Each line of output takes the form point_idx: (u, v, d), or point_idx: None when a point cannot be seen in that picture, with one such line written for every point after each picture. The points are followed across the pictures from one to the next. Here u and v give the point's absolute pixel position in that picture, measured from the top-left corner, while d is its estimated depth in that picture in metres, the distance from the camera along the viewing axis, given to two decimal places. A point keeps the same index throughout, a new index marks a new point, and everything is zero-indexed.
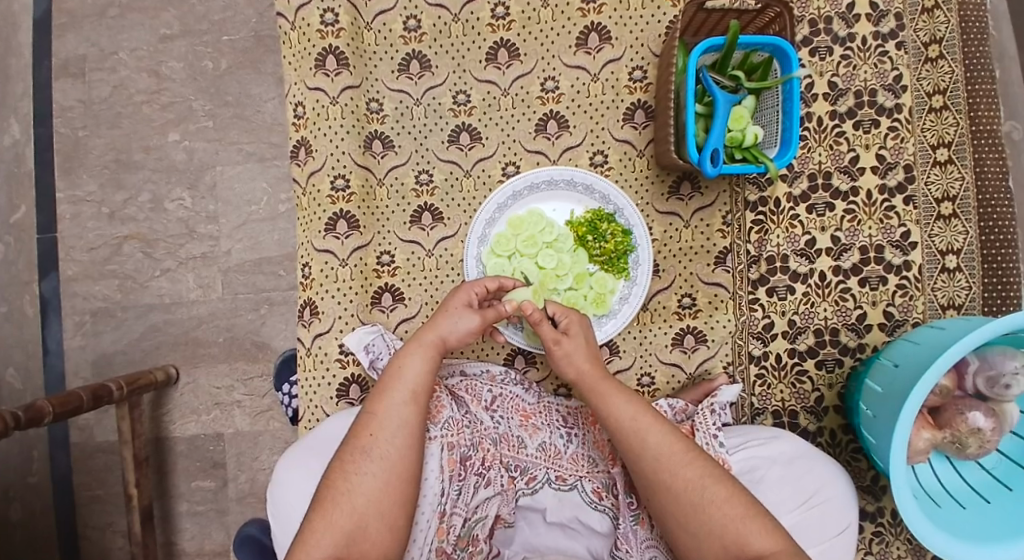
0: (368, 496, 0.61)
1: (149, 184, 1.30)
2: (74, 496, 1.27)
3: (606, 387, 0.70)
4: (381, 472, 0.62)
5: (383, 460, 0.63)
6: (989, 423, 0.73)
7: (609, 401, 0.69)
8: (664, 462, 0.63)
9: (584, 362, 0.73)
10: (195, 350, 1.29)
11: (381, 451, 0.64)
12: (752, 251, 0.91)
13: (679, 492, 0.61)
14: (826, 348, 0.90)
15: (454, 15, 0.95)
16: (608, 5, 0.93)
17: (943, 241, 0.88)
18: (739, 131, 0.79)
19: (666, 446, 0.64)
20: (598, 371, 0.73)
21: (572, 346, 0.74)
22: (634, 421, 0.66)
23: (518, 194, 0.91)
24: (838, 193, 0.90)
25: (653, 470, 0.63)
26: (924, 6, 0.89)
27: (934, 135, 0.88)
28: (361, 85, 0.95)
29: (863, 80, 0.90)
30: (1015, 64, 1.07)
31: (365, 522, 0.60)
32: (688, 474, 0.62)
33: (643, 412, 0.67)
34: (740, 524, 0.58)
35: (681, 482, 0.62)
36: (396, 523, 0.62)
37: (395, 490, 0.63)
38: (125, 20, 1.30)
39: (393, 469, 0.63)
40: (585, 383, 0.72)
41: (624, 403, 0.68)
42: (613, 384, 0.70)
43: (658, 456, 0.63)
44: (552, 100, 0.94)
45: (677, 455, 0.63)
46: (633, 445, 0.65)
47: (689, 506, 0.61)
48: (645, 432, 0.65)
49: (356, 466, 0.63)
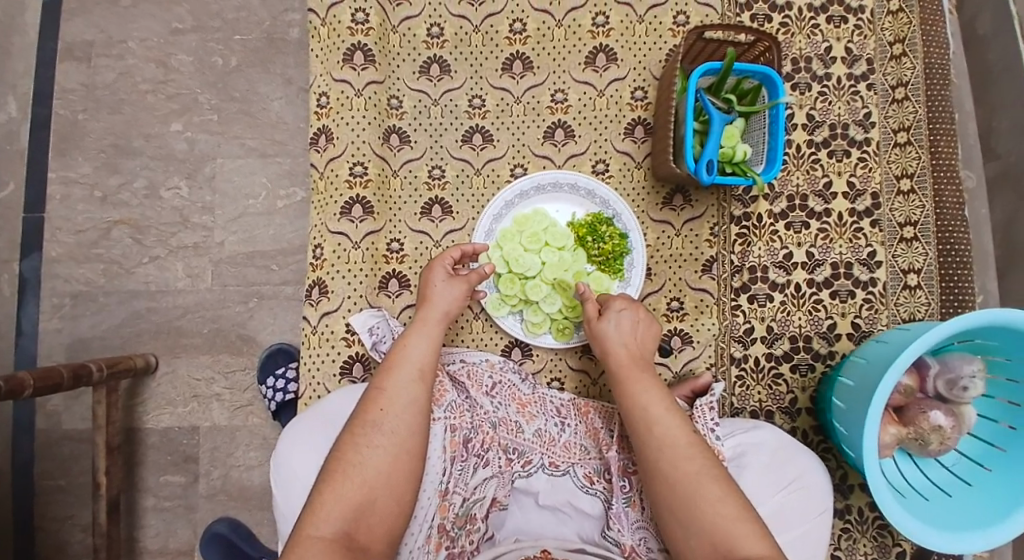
0: (378, 470, 0.64)
1: (145, 171, 1.35)
2: (35, 484, 1.25)
3: (636, 373, 0.76)
4: (390, 446, 0.65)
5: (393, 434, 0.67)
6: (949, 421, 0.82)
7: (627, 387, 0.75)
8: (667, 453, 0.67)
9: (620, 348, 0.80)
10: (177, 340, 1.34)
11: (392, 426, 0.67)
12: (735, 261, 0.98)
13: (675, 482, 0.65)
14: (800, 354, 0.97)
15: (475, 26, 0.98)
16: (616, 29, 0.98)
17: (905, 261, 0.97)
18: (730, 148, 0.86)
19: (670, 438, 0.68)
20: (633, 358, 0.78)
21: (616, 320, 0.82)
22: (648, 406, 0.72)
23: (525, 194, 0.95)
24: (813, 213, 0.99)
25: (655, 458, 0.68)
26: (893, 53, 1.00)
27: (898, 167, 0.98)
28: (385, 82, 0.96)
29: (837, 114, 1.00)
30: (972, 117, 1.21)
31: (374, 496, 0.62)
32: (687, 468, 0.65)
33: (653, 402, 0.72)
34: (731, 524, 0.60)
35: (682, 474, 0.65)
36: (403, 496, 0.65)
37: (403, 465, 0.65)
38: (137, 11, 1.36)
39: (401, 444, 0.66)
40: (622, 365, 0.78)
41: (643, 391, 0.73)
42: (640, 372, 0.76)
43: (662, 444, 0.68)
44: (560, 111, 0.98)
45: (680, 449, 0.67)
46: (642, 430, 0.70)
47: (683, 500, 0.64)
48: (654, 423, 0.70)
49: (367, 439, 0.65)
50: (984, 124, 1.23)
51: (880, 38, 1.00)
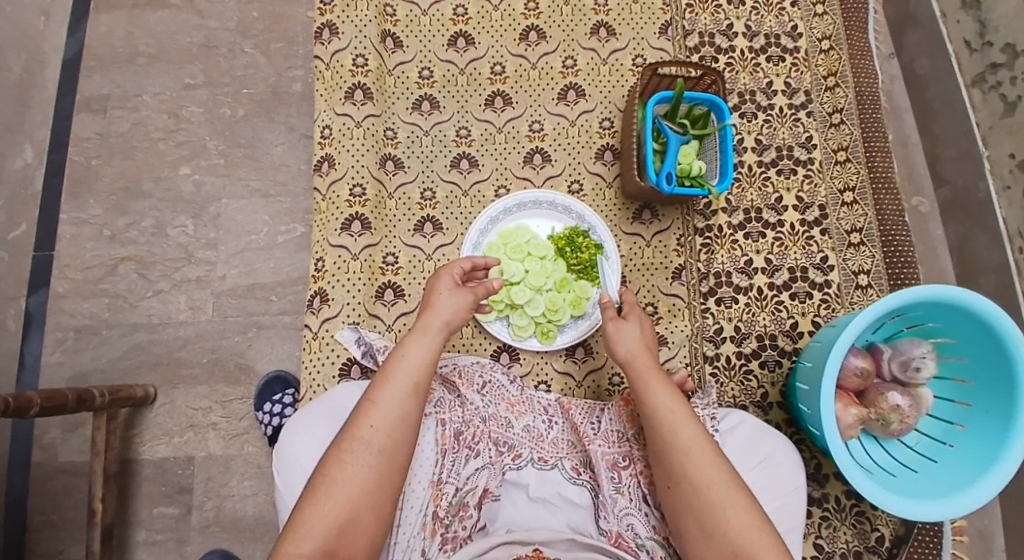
0: (363, 487, 0.64)
1: (153, 211, 1.44)
2: (27, 518, 1.25)
3: (651, 376, 0.77)
4: (377, 464, 0.65)
5: (381, 452, 0.66)
6: (906, 400, 0.88)
7: (650, 387, 0.76)
8: (691, 457, 0.68)
9: (635, 349, 0.81)
10: (176, 370, 1.38)
11: (378, 444, 0.67)
12: (702, 269, 1.08)
13: (699, 487, 0.66)
14: (767, 350, 1.05)
15: (461, 69, 1.12)
16: (583, 70, 1.12)
17: (855, 263, 1.07)
18: (687, 164, 0.98)
19: (696, 443, 0.69)
20: (649, 361, 0.80)
21: (628, 329, 0.83)
22: (670, 410, 0.73)
23: (509, 211, 1.05)
24: (768, 223, 1.10)
25: (680, 461, 0.69)
26: (827, 85, 1.15)
27: (840, 181, 1.11)
28: (381, 116, 1.08)
29: (782, 138, 1.13)
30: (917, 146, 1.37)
31: (356, 513, 0.63)
32: (711, 475, 0.66)
33: (680, 407, 0.73)
34: (749, 534, 0.62)
35: (703, 480, 0.66)
36: (383, 512, 0.65)
37: (386, 483, 0.66)
38: (152, 69, 1.50)
39: (386, 461, 0.67)
40: (636, 366, 0.79)
41: (665, 393, 0.75)
42: (659, 375, 0.77)
43: (687, 449, 0.69)
44: (538, 139, 1.10)
45: (705, 454, 0.68)
46: (665, 434, 0.71)
47: (705, 505, 0.65)
48: (677, 426, 0.71)
49: (353, 455, 0.65)
50: (931, 153, 1.38)
51: (815, 72, 1.15)
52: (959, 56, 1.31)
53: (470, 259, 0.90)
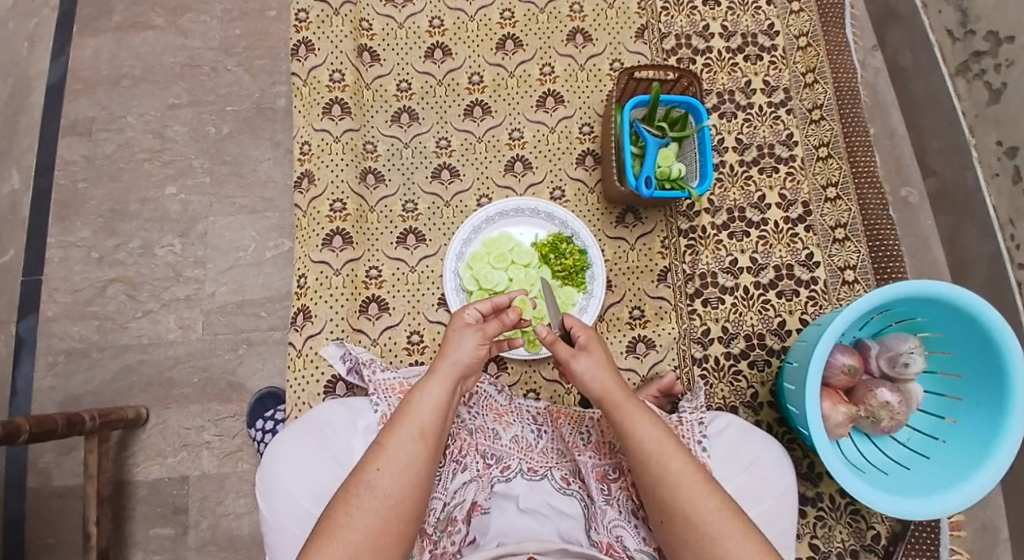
0: (368, 532, 0.63)
1: (141, 231, 1.44)
2: (22, 544, 1.24)
3: (629, 406, 0.75)
4: (381, 509, 0.64)
5: (386, 497, 0.65)
6: (895, 397, 0.88)
7: (630, 420, 0.73)
8: (683, 490, 0.66)
9: (605, 380, 0.78)
10: (168, 390, 1.38)
11: (385, 488, 0.66)
12: (687, 270, 1.08)
13: (697, 522, 0.64)
14: (755, 350, 1.04)
15: (439, 79, 1.12)
16: (561, 76, 1.12)
17: (841, 259, 1.07)
18: (666, 167, 0.99)
19: (686, 475, 0.67)
20: (621, 389, 0.78)
21: (591, 361, 0.80)
22: (656, 445, 0.70)
23: (491, 219, 1.04)
24: (752, 222, 1.09)
25: (671, 497, 0.66)
26: (806, 81, 1.14)
27: (823, 178, 1.10)
28: (360, 129, 1.09)
29: (762, 137, 1.13)
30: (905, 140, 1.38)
31: (361, 559, 0.61)
32: (706, 506, 0.64)
33: (666, 438, 0.71)
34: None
35: (700, 513, 0.64)
36: (391, 559, 0.64)
37: (394, 530, 0.65)
38: (136, 90, 1.50)
39: (393, 507, 0.65)
40: (609, 399, 0.76)
41: (647, 425, 0.72)
42: (635, 403, 0.75)
43: (678, 482, 0.67)
44: (518, 146, 1.10)
45: (696, 485, 0.66)
46: (655, 468, 0.68)
47: (705, 539, 0.63)
48: (665, 459, 0.68)
49: (359, 500, 0.64)
50: (919, 146, 1.38)
51: (793, 70, 1.15)
52: (942, 46, 1.31)
53: (489, 301, 0.89)
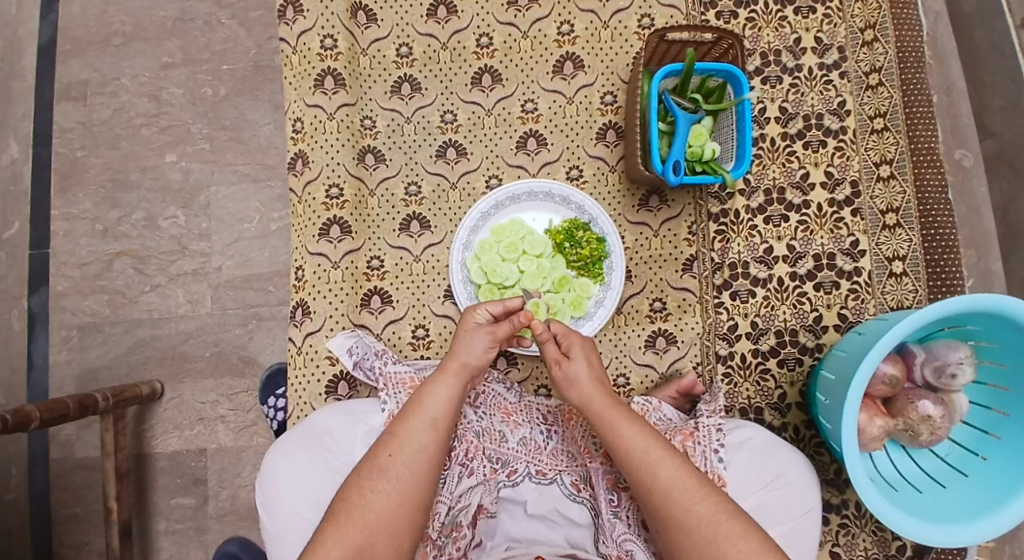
0: (380, 515, 0.63)
1: (143, 203, 1.39)
2: (51, 513, 1.29)
3: (616, 414, 0.70)
4: (393, 492, 0.65)
5: (399, 481, 0.65)
6: (938, 410, 0.80)
7: (616, 428, 0.69)
8: (676, 497, 0.63)
9: (588, 387, 0.74)
10: (181, 365, 1.37)
11: (398, 473, 0.66)
12: (716, 259, 0.98)
13: (691, 527, 0.62)
14: (787, 348, 0.96)
15: (443, 43, 1.00)
16: (581, 37, 0.99)
17: (890, 248, 0.96)
18: (698, 147, 0.87)
19: (678, 480, 0.64)
20: (607, 395, 0.73)
21: (573, 367, 0.76)
22: (646, 454, 0.66)
23: (501, 204, 0.96)
24: (792, 205, 0.98)
25: (665, 503, 0.64)
26: (864, 39, 0.99)
27: (876, 153, 0.97)
28: (356, 104, 0.99)
29: (810, 105, 0.99)
30: (964, 97, 1.21)
31: (373, 539, 0.62)
32: (700, 511, 0.62)
33: (654, 443, 0.67)
34: None
35: (695, 517, 0.62)
36: (402, 544, 0.64)
37: (404, 516, 0.64)
38: (129, 49, 1.41)
39: (404, 493, 0.65)
40: (593, 409, 0.72)
41: (634, 433, 0.68)
42: (624, 411, 0.71)
43: (670, 488, 0.64)
44: (531, 120, 0.99)
45: (689, 491, 0.63)
46: (643, 478, 0.65)
47: (701, 541, 0.61)
48: (656, 467, 0.65)
49: (372, 483, 0.65)
50: None
51: (850, 25, 1.00)
52: None
53: (501, 303, 0.81)
